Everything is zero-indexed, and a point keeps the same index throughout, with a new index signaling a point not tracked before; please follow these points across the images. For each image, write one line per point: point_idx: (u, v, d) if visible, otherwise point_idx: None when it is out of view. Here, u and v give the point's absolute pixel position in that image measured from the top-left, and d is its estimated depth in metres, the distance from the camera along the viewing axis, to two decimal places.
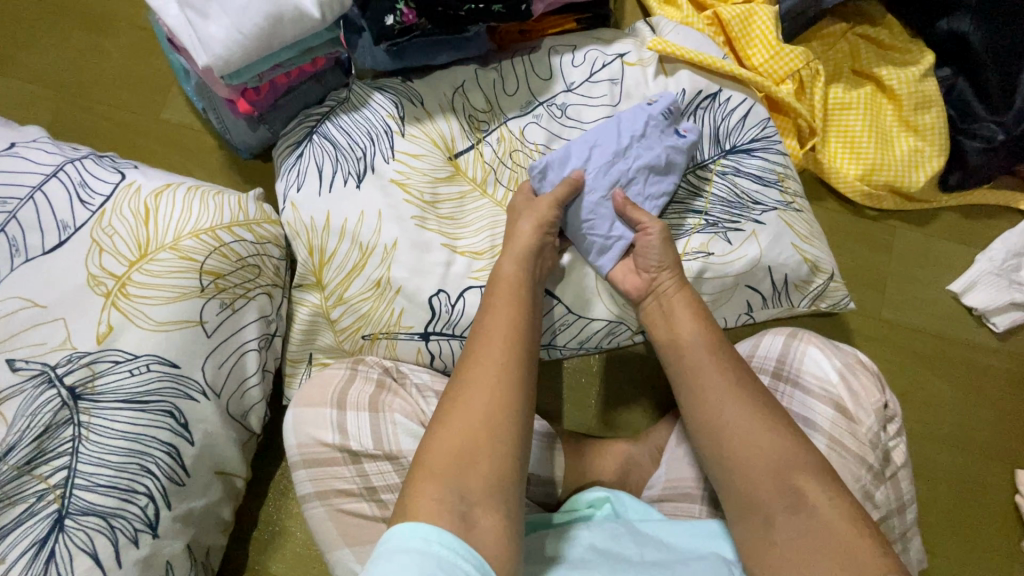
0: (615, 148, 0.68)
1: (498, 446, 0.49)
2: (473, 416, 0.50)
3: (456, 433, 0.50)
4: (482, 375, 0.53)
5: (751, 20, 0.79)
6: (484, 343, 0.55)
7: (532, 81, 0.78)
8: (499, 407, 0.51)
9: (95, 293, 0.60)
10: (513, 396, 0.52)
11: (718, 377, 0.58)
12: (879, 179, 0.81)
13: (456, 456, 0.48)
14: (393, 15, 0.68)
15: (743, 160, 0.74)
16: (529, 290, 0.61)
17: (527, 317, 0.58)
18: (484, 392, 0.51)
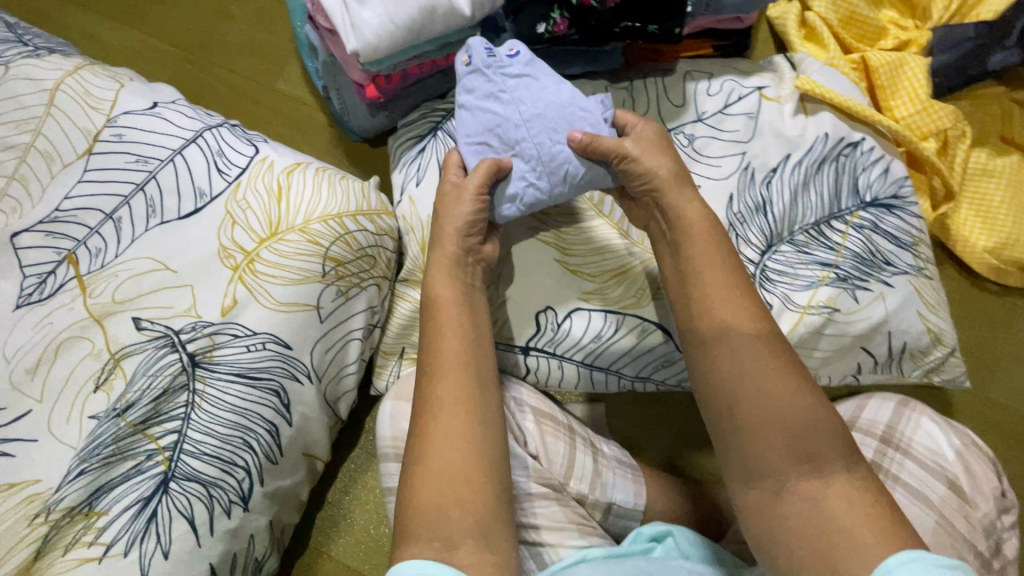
0: (502, 115, 0.60)
1: (473, 484, 0.51)
2: (440, 460, 0.51)
3: (426, 485, 0.50)
4: (439, 420, 0.54)
5: (901, 70, 0.76)
6: (437, 382, 0.56)
7: (664, 105, 0.76)
8: (466, 450, 0.52)
9: (224, 265, 0.60)
10: (473, 428, 0.53)
11: (762, 386, 0.51)
12: (1011, 255, 0.77)
13: (433, 506, 0.49)
14: (545, 24, 0.65)
15: (883, 215, 0.70)
16: (468, 307, 0.61)
17: (474, 342, 0.59)
18: (445, 433, 0.53)
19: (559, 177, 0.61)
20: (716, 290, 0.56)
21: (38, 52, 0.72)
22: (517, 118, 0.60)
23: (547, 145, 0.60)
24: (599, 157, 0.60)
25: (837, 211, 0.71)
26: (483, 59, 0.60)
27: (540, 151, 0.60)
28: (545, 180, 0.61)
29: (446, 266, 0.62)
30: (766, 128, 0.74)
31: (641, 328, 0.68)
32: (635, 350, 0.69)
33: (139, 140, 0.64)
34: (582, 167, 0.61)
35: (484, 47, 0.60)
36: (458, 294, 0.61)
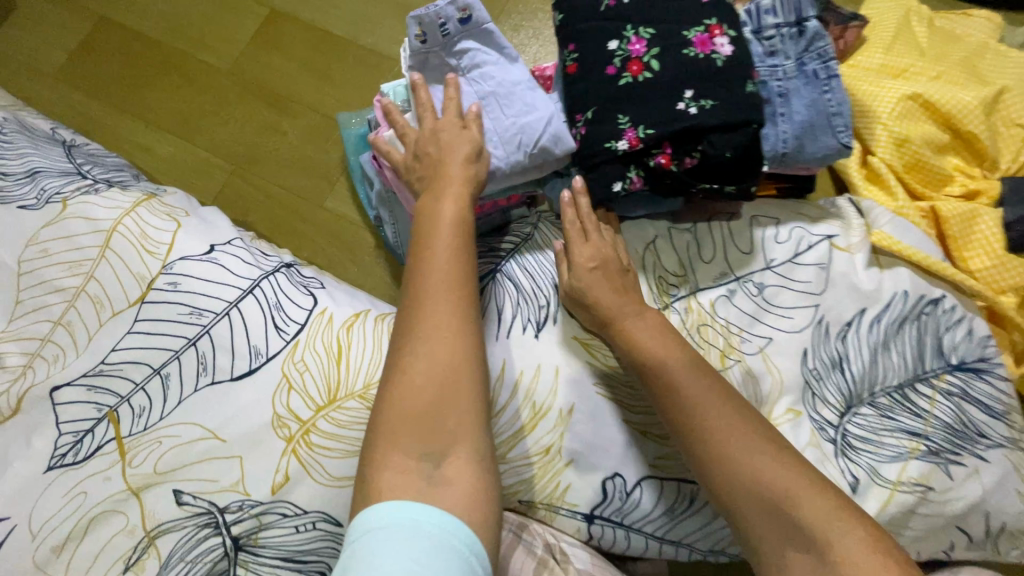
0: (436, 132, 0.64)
1: (463, 394, 0.49)
2: (429, 367, 0.49)
3: (414, 386, 0.48)
4: (433, 327, 0.50)
5: (974, 223, 0.74)
6: (427, 290, 0.52)
7: (729, 251, 0.74)
8: (460, 358, 0.50)
9: (277, 435, 0.56)
10: (469, 335, 0.51)
11: (721, 420, 0.55)
12: None
13: (422, 411, 0.47)
14: (621, 183, 0.63)
15: (973, 381, 0.67)
16: (466, 222, 0.58)
17: (468, 253, 0.56)
18: (440, 333, 0.50)
19: (515, 145, 0.64)
20: (658, 345, 0.60)
21: (98, 186, 0.71)
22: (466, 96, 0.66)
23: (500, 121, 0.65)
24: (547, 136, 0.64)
25: (923, 374, 0.67)
26: (438, 39, 0.67)
27: (497, 88, 0.66)
28: (501, 148, 0.65)
29: (449, 185, 0.60)
30: (839, 280, 0.71)
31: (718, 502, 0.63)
32: (711, 523, 0.64)
33: (194, 290, 0.62)
34: (541, 112, 0.65)
35: (439, 25, 0.66)
36: (462, 201, 0.59)
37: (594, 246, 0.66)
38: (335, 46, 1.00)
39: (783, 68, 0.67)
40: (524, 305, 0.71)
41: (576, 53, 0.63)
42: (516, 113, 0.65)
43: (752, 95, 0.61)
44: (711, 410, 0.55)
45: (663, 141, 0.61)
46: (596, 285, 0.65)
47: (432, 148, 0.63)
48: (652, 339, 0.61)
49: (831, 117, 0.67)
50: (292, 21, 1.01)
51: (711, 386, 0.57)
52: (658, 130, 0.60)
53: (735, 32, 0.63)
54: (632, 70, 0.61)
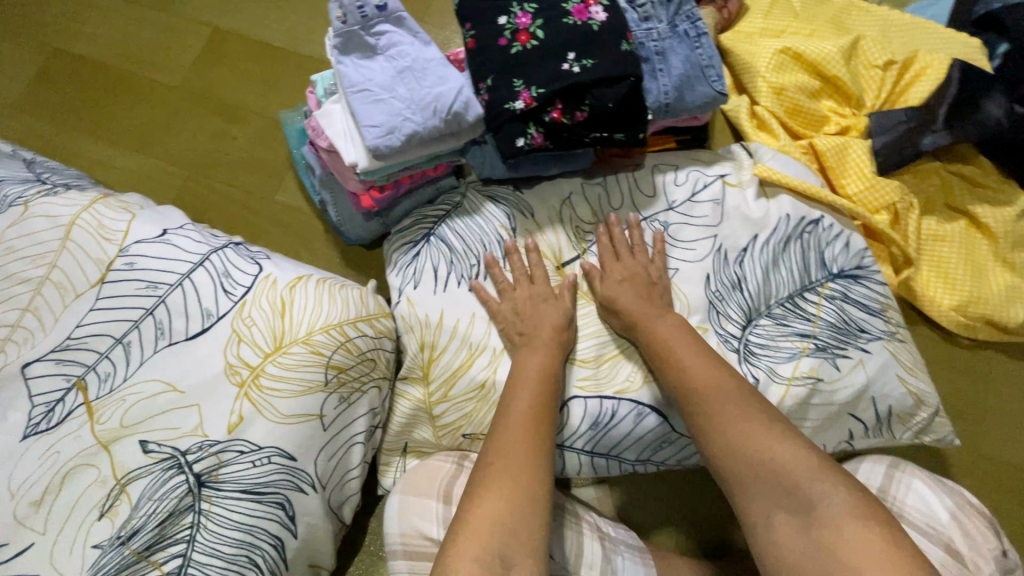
0: (361, 108, 0.72)
1: (535, 514, 0.55)
2: (504, 483, 0.56)
3: (493, 500, 0.55)
4: (509, 456, 0.59)
5: (846, 152, 0.84)
6: (509, 422, 0.62)
7: (635, 198, 0.83)
8: (533, 481, 0.57)
9: (230, 381, 0.62)
10: (543, 458, 0.59)
11: (740, 420, 0.58)
12: (974, 312, 0.82)
13: (500, 530, 0.53)
14: (523, 138, 0.72)
15: (851, 285, 0.77)
16: (554, 375, 0.68)
17: (551, 400, 0.65)
18: (511, 448, 0.59)
19: (430, 112, 0.72)
20: (692, 359, 0.65)
21: (57, 189, 0.78)
22: (386, 72, 0.73)
23: (417, 91, 0.73)
24: (458, 103, 0.72)
25: (811, 284, 0.77)
26: (357, 19, 0.73)
27: (413, 63, 0.74)
28: (418, 116, 0.72)
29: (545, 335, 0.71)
30: (732, 212, 0.81)
31: (638, 412, 0.71)
32: (634, 434, 0.71)
33: (150, 267, 0.68)
34: (452, 82, 0.72)
35: (357, 7, 0.73)
36: (549, 349, 0.70)
37: (628, 265, 0.76)
38: (277, 56, 1.08)
39: (658, 30, 0.76)
40: (462, 265, 0.78)
41: (473, 31, 0.72)
42: (431, 85, 0.73)
43: (627, 53, 0.71)
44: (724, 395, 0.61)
45: (553, 99, 0.70)
46: (628, 303, 0.72)
47: (528, 310, 0.73)
48: (672, 337, 0.68)
49: (704, 69, 0.77)
50: (236, 37, 1.10)
51: (735, 388, 0.61)
52: (547, 89, 0.69)
53: (609, 3, 0.73)
54: (521, 40, 0.71)
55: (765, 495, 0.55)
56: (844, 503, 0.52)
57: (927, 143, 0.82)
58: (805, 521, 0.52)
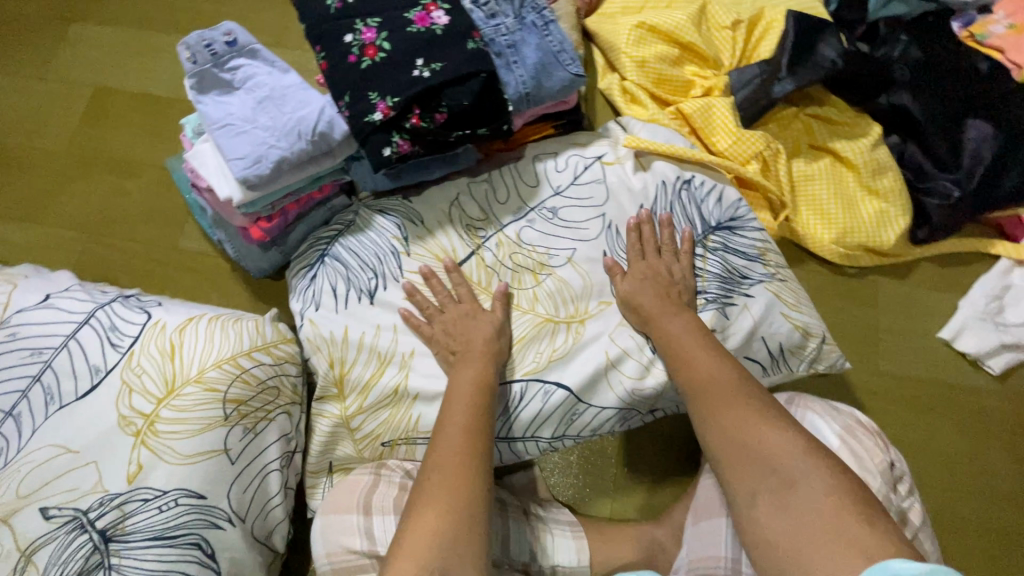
0: (226, 142, 0.73)
1: (472, 524, 0.55)
2: (446, 497, 0.57)
3: (431, 515, 0.55)
4: (449, 471, 0.59)
5: (711, 112, 0.88)
6: (445, 438, 0.62)
7: (520, 189, 0.85)
8: (468, 492, 0.57)
9: (125, 432, 0.62)
10: (475, 466, 0.60)
11: (736, 412, 0.61)
12: (852, 241, 0.87)
13: (437, 542, 0.53)
14: (389, 147, 0.74)
15: (731, 236, 0.80)
16: (490, 388, 0.68)
17: (486, 412, 0.65)
18: (452, 459, 0.60)
19: (295, 136, 0.74)
20: (698, 357, 0.67)
21: None
22: (247, 103, 0.75)
23: (279, 118, 0.74)
24: (323, 125, 0.74)
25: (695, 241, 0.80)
26: (207, 57, 0.74)
27: (273, 92, 0.75)
28: (284, 141, 0.73)
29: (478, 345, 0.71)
30: (613, 186, 0.83)
31: (544, 390, 0.73)
32: (544, 412, 0.73)
33: (32, 335, 0.67)
34: (314, 105, 0.75)
35: (204, 45, 0.74)
36: (485, 359, 0.70)
37: (649, 263, 0.76)
38: (162, 106, 1.08)
39: (505, 24, 0.79)
40: (358, 282, 0.79)
41: (324, 52, 0.74)
42: (293, 110, 0.75)
43: (474, 51, 0.74)
44: (739, 385, 0.64)
45: (410, 105, 0.72)
46: (648, 300, 0.73)
47: (461, 323, 0.73)
48: (686, 335, 0.69)
49: (557, 53, 0.81)
50: (117, 93, 1.09)
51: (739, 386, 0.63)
52: (401, 97, 0.72)
53: (450, 6, 0.76)
54: (369, 54, 0.73)
55: (753, 477, 0.58)
56: (831, 485, 0.54)
57: (780, 92, 0.87)
58: (787, 500, 0.55)
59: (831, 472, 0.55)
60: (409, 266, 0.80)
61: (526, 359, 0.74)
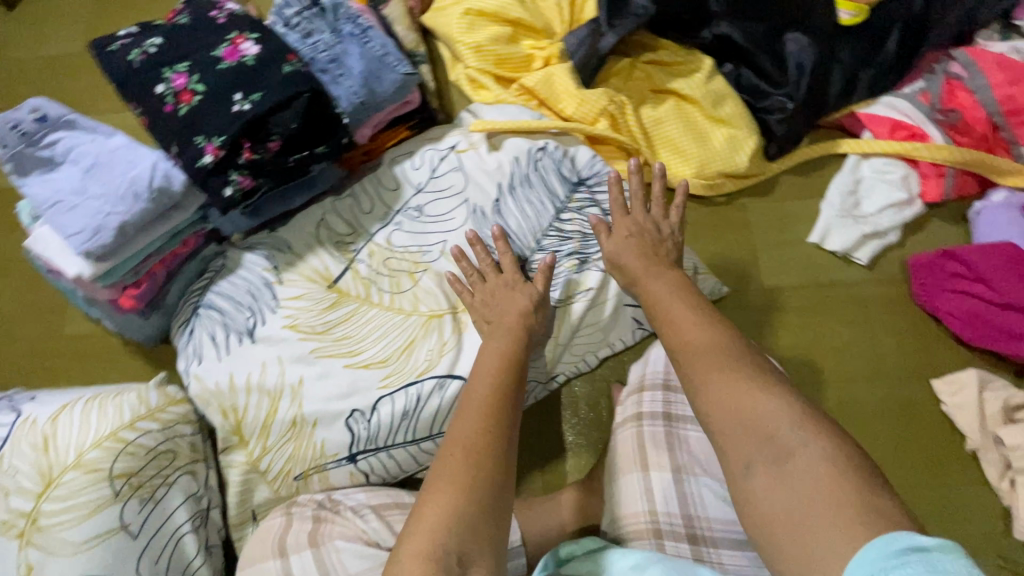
0: (61, 220, 0.70)
1: (496, 497, 0.50)
2: (465, 468, 0.50)
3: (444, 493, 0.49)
4: (472, 444, 0.52)
5: (552, 81, 0.91)
6: (467, 413, 0.56)
7: (382, 195, 0.86)
8: (496, 465, 0.51)
9: (7, 537, 0.60)
10: (502, 440, 0.54)
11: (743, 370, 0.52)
12: (711, 171, 0.90)
13: (459, 517, 0.47)
14: (230, 186, 0.73)
15: (593, 191, 0.82)
16: (520, 364, 0.63)
17: (514, 386, 0.60)
18: (474, 433, 0.53)
19: (131, 198, 0.72)
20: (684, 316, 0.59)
21: None
22: (75, 176, 0.72)
23: (111, 183, 0.72)
24: (159, 181, 0.73)
25: (561, 204, 0.82)
26: (18, 138, 0.71)
27: (101, 158, 0.73)
28: (121, 206, 0.71)
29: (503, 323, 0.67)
30: (470, 171, 0.85)
31: (442, 385, 0.73)
32: (448, 406, 0.73)
33: None
34: (146, 163, 0.73)
35: (10, 126, 0.70)
36: (512, 334, 0.66)
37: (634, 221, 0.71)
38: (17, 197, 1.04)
39: (323, 40, 0.80)
40: (235, 323, 0.79)
41: (139, 109, 0.73)
42: (125, 172, 0.73)
43: (291, 73, 0.73)
44: (715, 338, 0.56)
45: (239, 141, 0.71)
46: (630, 260, 0.68)
47: (493, 303, 0.71)
48: (671, 292, 0.62)
49: (383, 58, 0.81)
50: None
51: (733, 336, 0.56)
52: (227, 134, 0.71)
53: (257, 34, 0.75)
54: (184, 100, 0.72)
55: (745, 443, 0.48)
56: (832, 453, 0.45)
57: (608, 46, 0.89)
58: (786, 472, 0.45)
59: (829, 434, 0.46)
60: (285, 294, 0.80)
61: (416, 359, 0.75)
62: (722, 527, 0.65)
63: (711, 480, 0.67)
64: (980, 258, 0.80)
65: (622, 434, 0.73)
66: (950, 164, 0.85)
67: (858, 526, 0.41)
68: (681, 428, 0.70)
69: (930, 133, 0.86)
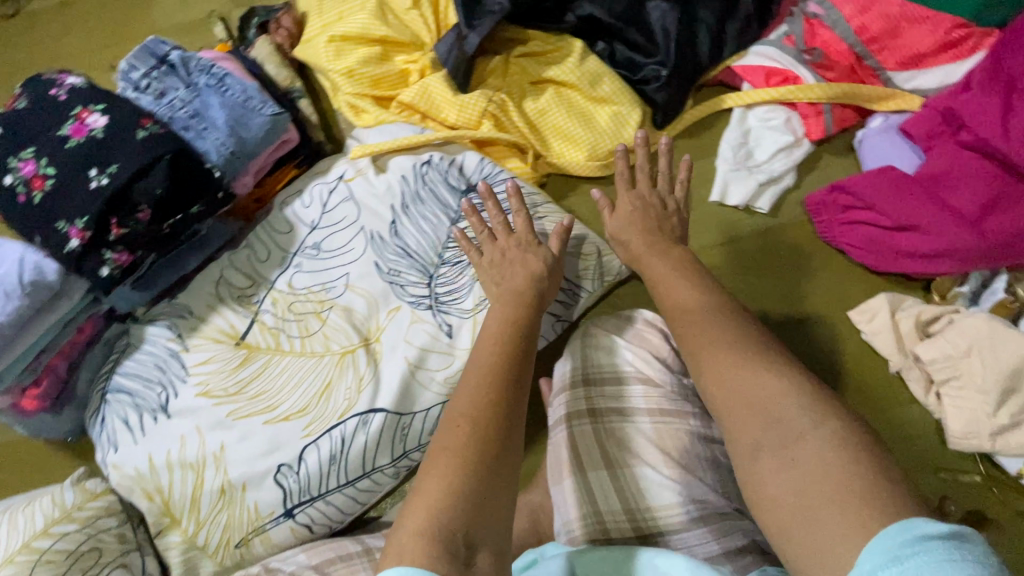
0: None
1: (506, 463, 0.48)
2: (473, 432, 0.49)
3: (454, 461, 0.47)
4: (479, 409, 0.51)
5: (428, 92, 0.89)
6: (473, 381, 0.54)
7: (277, 240, 0.84)
8: (505, 429, 0.50)
9: None
10: (511, 405, 0.52)
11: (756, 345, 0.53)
12: (602, 151, 0.90)
13: (467, 485, 0.46)
14: (106, 266, 0.70)
15: (484, 195, 0.83)
16: (527, 330, 0.60)
17: (521, 353, 0.57)
18: (482, 400, 0.51)
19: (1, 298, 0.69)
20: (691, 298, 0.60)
21: None
22: None
23: None
24: (28, 275, 0.69)
25: (455, 214, 0.81)
26: None
27: None
28: None
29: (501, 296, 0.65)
30: (361, 198, 0.84)
31: (363, 421, 0.72)
32: (376, 440, 0.72)
33: None
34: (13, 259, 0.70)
35: None
36: (505, 302, 0.64)
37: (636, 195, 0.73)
38: None
39: (179, 97, 0.78)
40: (146, 401, 0.76)
41: None
42: None
43: (146, 139, 0.71)
44: (714, 316, 0.57)
45: (104, 218, 0.69)
46: (633, 237, 0.70)
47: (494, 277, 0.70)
48: (671, 271, 0.63)
49: (246, 103, 0.79)
50: None
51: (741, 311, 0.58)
52: (89, 214, 0.68)
53: (104, 104, 0.72)
54: (37, 186, 0.69)
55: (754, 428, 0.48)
56: (838, 431, 0.45)
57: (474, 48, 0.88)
58: (793, 455, 0.45)
59: (837, 415, 0.46)
60: (194, 361, 0.78)
61: (337, 400, 0.74)
62: (666, 515, 0.62)
63: (647, 468, 0.65)
64: (870, 186, 0.81)
65: (555, 438, 0.70)
66: (826, 101, 0.87)
67: (859, 506, 0.41)
68: (608, 421, 0.68)
69: (802, 75, 0.88)
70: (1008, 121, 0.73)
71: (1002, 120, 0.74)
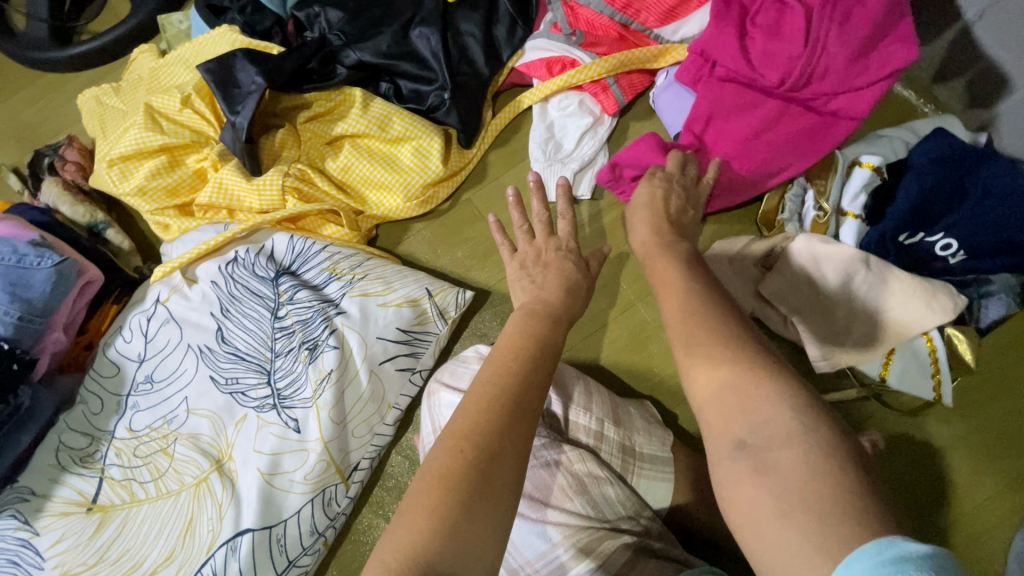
0: None
1: (494, 483, 0.42)
2: (457, 450, 0.43)
3: (443, 481, 0.42)
4: (481, 423, 0.45)
5: (223, 186, 0.86)
6: (480, 393, 0.47)
7: (107, 386, 0.79)
8: (497, 448, 0.44)
9: None
10: (506, 418, 0.46)
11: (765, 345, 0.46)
12: (417, 187, 0.88)
13: (445, 507, 0.40)
14: None
15: (300, 274, 0.81)
16: (546, 340, 0.54)
17: (537, 365, 0.51)
18: (485, 415, 0.46)
19: None
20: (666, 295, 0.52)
21: None
22: None
23: None
24: None
25: (274, 302, 0.79)
26: None
27: None
28: None
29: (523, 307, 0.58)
30: (180, 316, 0.80)
31: (232, 549, 0.68)
32: (251, 563, 0.68)
33: None
34: None
35: None
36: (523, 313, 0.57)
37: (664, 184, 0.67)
38: None
39: None
40: None
41: None
42: None
43: None
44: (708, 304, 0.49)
45: None
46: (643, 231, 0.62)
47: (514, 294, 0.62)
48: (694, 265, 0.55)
49: (21, 261, 0.75)
50: None
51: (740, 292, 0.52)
52: None
53: None
54: None
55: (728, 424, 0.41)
56: (840, 437, 0.38)
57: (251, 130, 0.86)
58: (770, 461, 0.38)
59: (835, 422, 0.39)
60: (48, 543, 0.71)
61: (203, 535, 0.70)
62: (552, 566, 0.59)
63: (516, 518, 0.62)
64: (636, 155, 0.79)
65: None
66: (608, 75, 0.86)
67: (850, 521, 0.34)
68: None
69: (578, 57, 0.87)
70: (746, 47, 0.78)
71: (743, 47, 0.78)
